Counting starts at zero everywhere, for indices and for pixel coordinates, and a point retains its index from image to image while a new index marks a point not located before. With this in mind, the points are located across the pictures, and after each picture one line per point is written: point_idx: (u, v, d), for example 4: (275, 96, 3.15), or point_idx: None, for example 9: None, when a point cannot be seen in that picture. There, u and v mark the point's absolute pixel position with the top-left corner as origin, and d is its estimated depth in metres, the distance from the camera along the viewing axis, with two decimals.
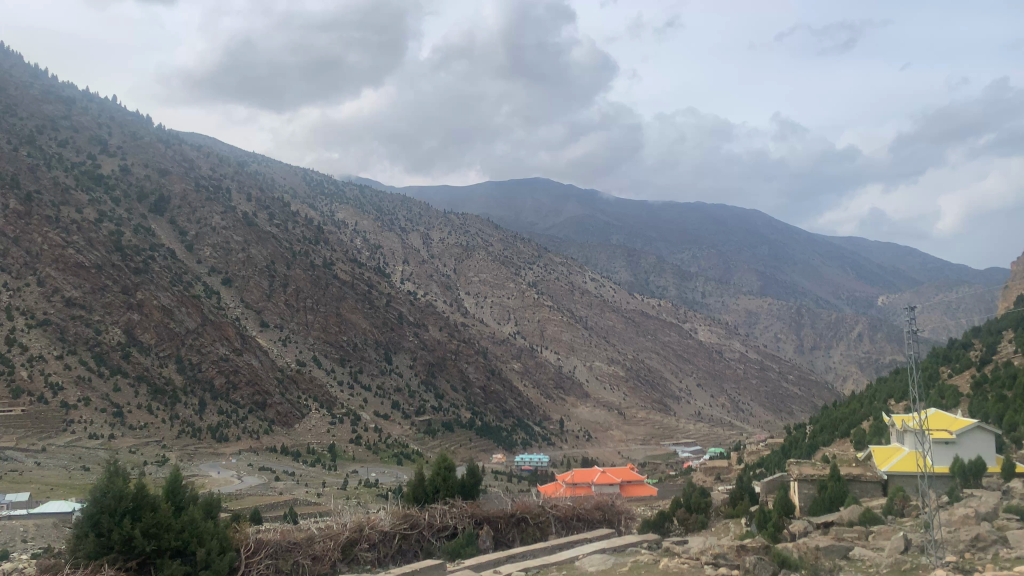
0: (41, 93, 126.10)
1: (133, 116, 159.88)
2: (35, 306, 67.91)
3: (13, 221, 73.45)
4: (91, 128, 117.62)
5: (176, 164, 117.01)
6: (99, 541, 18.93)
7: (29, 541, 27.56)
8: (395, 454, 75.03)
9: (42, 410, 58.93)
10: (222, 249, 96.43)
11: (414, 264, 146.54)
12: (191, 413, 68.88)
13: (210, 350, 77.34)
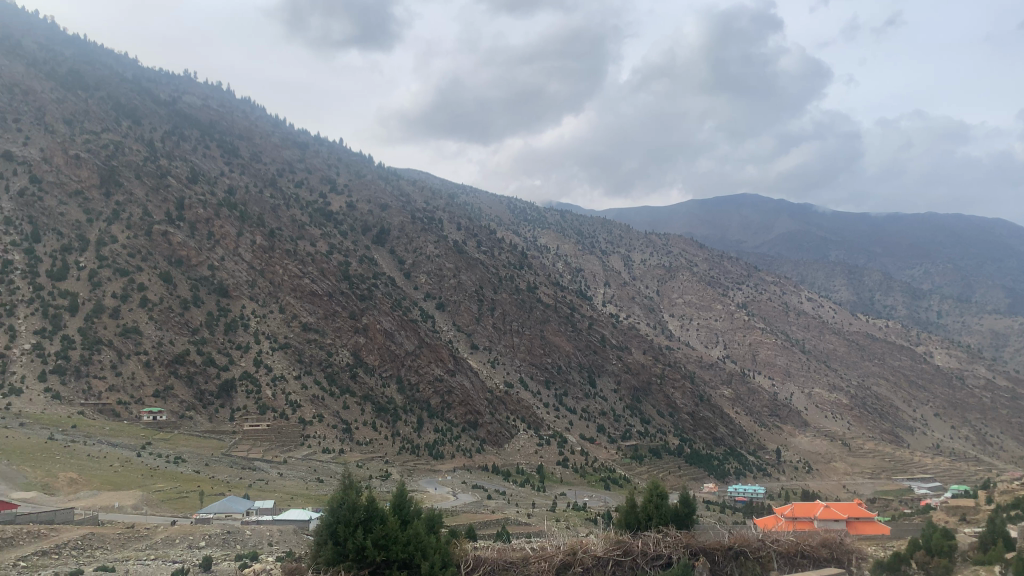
0: (281, 140, 141.57)
1: (357, 157, 174.76)
2: (278, 331, 76.06)
3: (259, 255, 84.24)
4: (322, 169, 129.90)
5: (395, 198, 125.84)
6: (335, 549, 20.51)
7: (274, 544, 30.31)
8: (603, 478, 74.65)
9: (283, 425, 65.20)
10: (436, 276, 102.21)
11: (617, 287, 146.53)
12: (410, 430, 73.03)
13: (426, 371, 81.78)
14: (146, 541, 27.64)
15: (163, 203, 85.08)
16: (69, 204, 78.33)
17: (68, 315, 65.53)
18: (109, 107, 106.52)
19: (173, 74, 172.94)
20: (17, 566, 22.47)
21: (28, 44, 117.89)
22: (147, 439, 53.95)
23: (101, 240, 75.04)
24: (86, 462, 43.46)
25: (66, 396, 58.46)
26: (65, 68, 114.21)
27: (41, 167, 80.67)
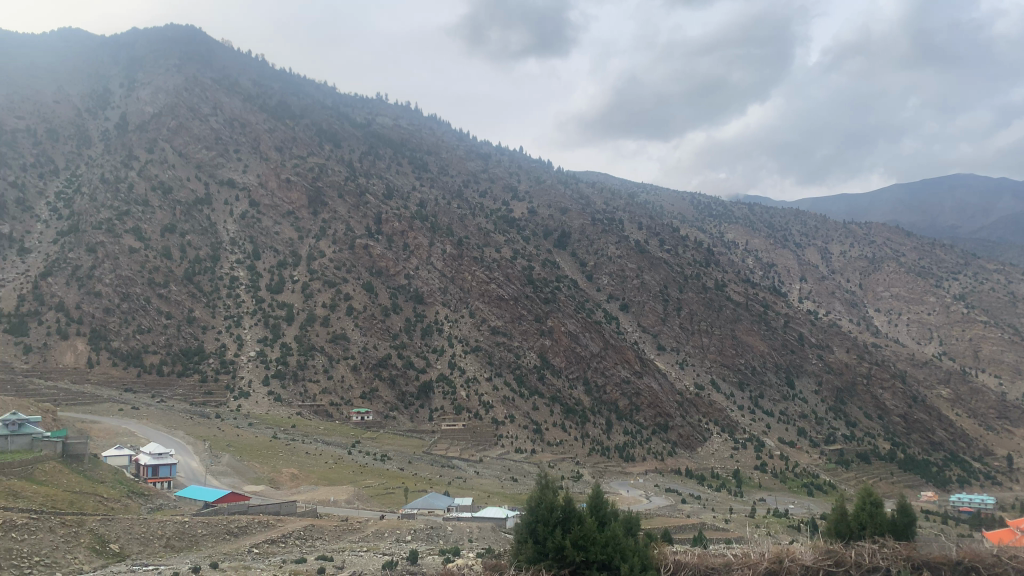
0: (466, 152, 147.06)
1: (538, 163, 177.99)
2: (469, 335, 79.13)
3: (449, 263, 87.48)
4: (505, 178, 133.58)
5: (576, 201, 126.40)
6: (535, 548, 20.97)
7: (474, 541, 31.50)
8: (805, 484, 70.69)
9: (477, 425, 67.50)
10: (619, 277, 101.83)
11: (813, 282, 138.55)
12: (600, 432, 73.09)
13: (613, 373, 81.49)
14: (358, 534, 29.60)
15: (363, 218, 91.60)
16: (283, 224, 89.01)
17: (285, 324, 74.87)
18: (313, 133, 116.23)
19: (368, 99, 185.32)
20: (251, 552, 25.00)
21: (245, 82, 131.36)
22: (356, 438, 57.99)
23: (311, 255, 84.01)
24: (304, 458, 47.53)
25: (286, 398, 65.09)
26: (275, 100, 125.98)
27: (257, 193, 91.91)
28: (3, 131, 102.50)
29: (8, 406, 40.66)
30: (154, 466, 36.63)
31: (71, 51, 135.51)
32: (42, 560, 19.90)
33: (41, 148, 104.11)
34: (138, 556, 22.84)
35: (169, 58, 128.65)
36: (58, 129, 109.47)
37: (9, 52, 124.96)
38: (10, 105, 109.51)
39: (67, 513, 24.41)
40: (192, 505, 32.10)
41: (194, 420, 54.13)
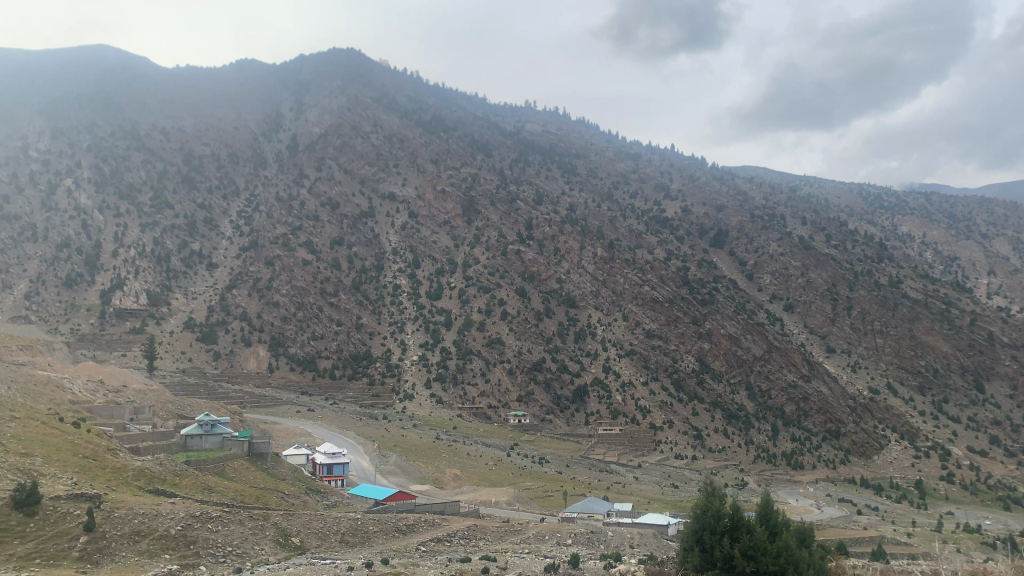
0: (616, 154, 146.01)
1: (690, 161, 173.95)
2: (624, 338, 78.50)
3: (602, 266, 86.97)
4: (656, 177, 131.18)
5: (732, 198, 122.03)
6: (702, 556, 20.55)
7: (636, 547, 31.05)
8: (1000, 498, 64.39)
9: (635, 430, 66.61)
10: (781, 276, 97.53)
11: (1003, 275, 126.16)
12: (765, 438, 70.03)
13: (778, 376, 77.95)
14: (520, 535, 30.09)
15: (515, 225, 92.84)
16: (439, 233, 92.19)
17: (444, 329, 77.52)
18: (465, 144, 119.60)
19: (518, 107, 188.24)
20: (419, 550, 25.98)
21: (401, 99, 137.15)
22: (514, 440, 59.03)
23: (466, 263, 86.46)
24: (466, 460, 48.90)
25: (447, 401, 67.34)
26: (430, 115, 130.70)
27: (416, 205, 95.94)
28: (192, 158, 113.04)
29: (203, 407, 44.69)
30: (329, 465, 38.94)
31: (247, 80, 147.05)
32: (235, 550, 21.59)
33: (224, 172, 113.84)
34: (317, 550, 24.25)
35: (332, 81, 136.75)
36: (238, 153, 119.25)
37: (195, 86, 137.48)
38: (197, 133, 120.49)
39: (255, 507, 26.38)
40: (364, 503, 33.75)
41: (363, 421, 57.07)
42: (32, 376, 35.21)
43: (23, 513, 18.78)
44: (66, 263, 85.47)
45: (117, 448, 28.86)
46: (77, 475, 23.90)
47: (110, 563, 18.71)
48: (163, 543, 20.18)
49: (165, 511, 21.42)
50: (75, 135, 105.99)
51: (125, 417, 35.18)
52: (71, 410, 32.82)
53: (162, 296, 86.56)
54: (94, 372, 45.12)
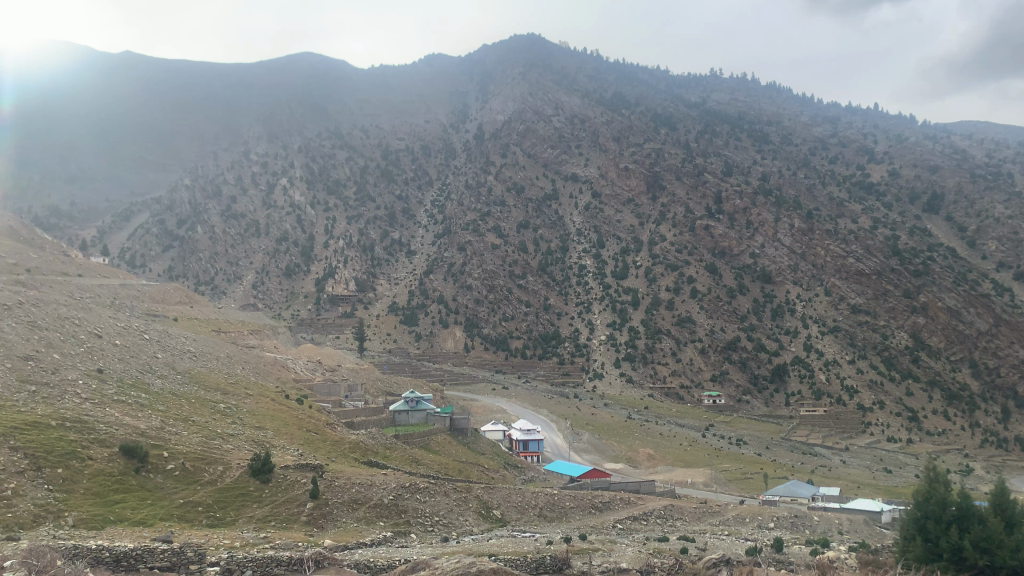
0: (811, 118, 137.38)
1: (897, 120, 159.99)
2: (826, 314, 73.83)
3: (799, 238, 82.15)
4: (858, 140, 121.81)
5: (948, 158, 110.84)
6: (926, 546, 19.11)
7: (845, 534, 29.39)
8: None
9: (841, 411, 62.53)
10: (1010, 241, 87.00)
11: None
12: (994, 421, 63.26)
13: (1008, 353, 70.06)
14: (719, 518, 29.40)
15: (703, 199, 89.80)
16: (625, 212, 91.49)
17: (632, 308, 76.98)
18: (649, 119, 117.45)
19: (704, 77, 181.66)
20: (616, 527, 26.13)
21: (582, 78, 136.69)
22: (710, 421, 57.67)
23: (652, 241, 85.16)
24: (659, 440, 48.46)
25: (638, 380, 67.17)
26: (611, 93, 129.63)
27: (600, 184, 95.85)
28: (389, 152, 119.84)
29: (408, 385, 47.64)
30: (524, 441, 40.04)
31: (434, 74, 153.20)
32: (441, 520, 22.70)
33: (418, 164, 119.41)
34: (518, 523, 25.04)
35: (514, 68, 139.26)
36: (429, 145, 124.51)
37: (388, 85, 145.42)
38: (392, 129, 127.52)
39: (457, 480, 27.72)
40: (560, 479, 34.49)
41: (555, 399, 58.21)
42: (262, 357, 39.26)
43: (259, 480, 20.95)
44: (286, 255, 94.95)
45: (334, 422, 31.56)
46: (302, 447, 26.34)
47: (334, 528, 20.18)
48: (378, 511, 21.66)
49: (378, 482, 23.07)
50: (287, 138, 116.28)
51: (341, 394, 38.19)
52: (294, 388, 36.22)
53: (368, 283, 92.99)
54: (313, 353, 49.58)
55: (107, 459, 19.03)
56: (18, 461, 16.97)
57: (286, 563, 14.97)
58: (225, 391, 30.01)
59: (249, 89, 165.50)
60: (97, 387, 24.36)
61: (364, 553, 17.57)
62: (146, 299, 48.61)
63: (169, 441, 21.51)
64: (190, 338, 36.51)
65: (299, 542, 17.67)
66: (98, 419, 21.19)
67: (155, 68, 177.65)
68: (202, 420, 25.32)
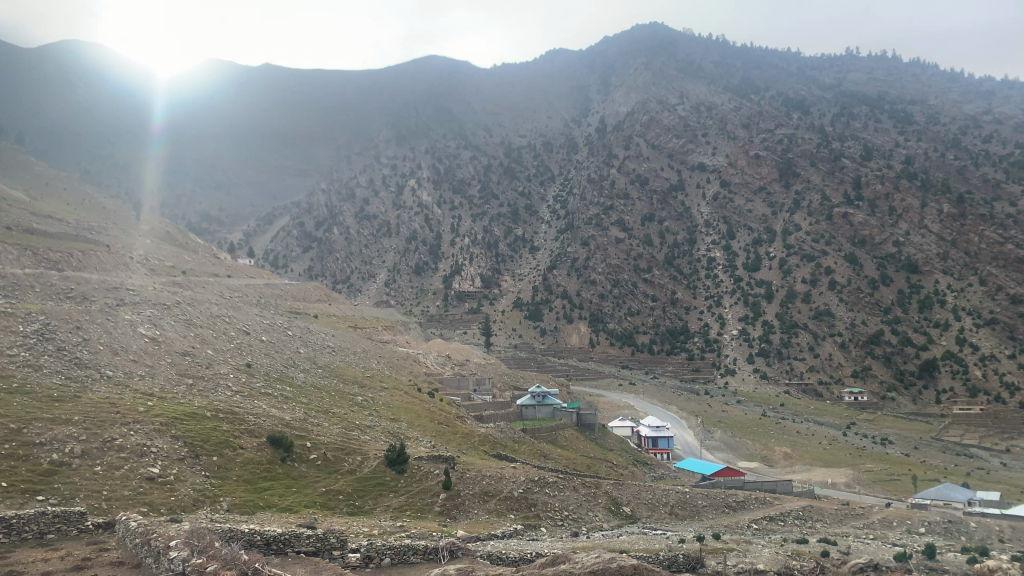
0: (961, 94, 127.69)
1: None
2: (981, 305, 67.99)
3: (948, 224, 76.89)
4: (1016, 115, 112.10)
5: None
6: None
7: (1007, 542, 27.15)
8: None
9: (1000, 409, 57.52)
10: None
11: None
12: None
13: None
14: (863, 520, 27.95)
15: (840, 185, 85.12)
16: (756, 200, 88.36)
17: (765, 301, 74.38)
18: (780, 104, 112.94)
19: (840, 58, 172.79)
20: (752, 528, 25.28)
21: (708, 65, 132.79)
22: (851, 419, 54.86)
23: (786, 230, 81.68)
24: (796, 437, 46.59)
25: (772, 376, 64.87)
26: (739, 79, 125.42)
27: (728, 173, 93.17)
28: (512, 150, 121.10)
29: (535, 380, 48.13)
30: (653, 438, 39.53)
31: (555, 69, 153.30)
32: (570, 514, 22.62)
33: (540, 160, 119.14)
34: (648, 520, 24.65)
35: (637, 57, 137.32)
36: (552, 141, 124.09)
37: (511, 84, 146.96)
38: (515, 127, 128.82)
39: (586, 475, 27.68)
40: (692, 478, 33.83)
41: (684, 395, 57.19)
42: (395, 352, 40.72)
43: (395, 470, 21.70)
44: (415, 254, 98.17)
45: (465, 416, 32.27)
46: (434, 439, 27.07)
47: (466, 519, 20.45)
48: (508, 503, 21.85)
49: (508, 476, 23.36)
50: (415, 142, 120.35)
51: (470, 388, 38.99)
52: (427, 381, 37.45)
53: (493, 279, 94.24)
54: (443, 347, 50.92)
55: (256, 448, 20.28)
56: (178, 449, 18.35)
57: (422, 552, 15.33)
58: (361, 384, 31.34)
59: (378, 95, 171.80)
60: (247, 380, 26.02)
61: (496, 544, 17.79)
62: (288, 297, 51.55)
63: (312, 432, 22.68)
64: (331, 334, 38.40)
65: (433, 532, 18.10)
66: (248, 410, 22.63)
67: (292, 79, 187.58)
68: (341, 412, 26.50)
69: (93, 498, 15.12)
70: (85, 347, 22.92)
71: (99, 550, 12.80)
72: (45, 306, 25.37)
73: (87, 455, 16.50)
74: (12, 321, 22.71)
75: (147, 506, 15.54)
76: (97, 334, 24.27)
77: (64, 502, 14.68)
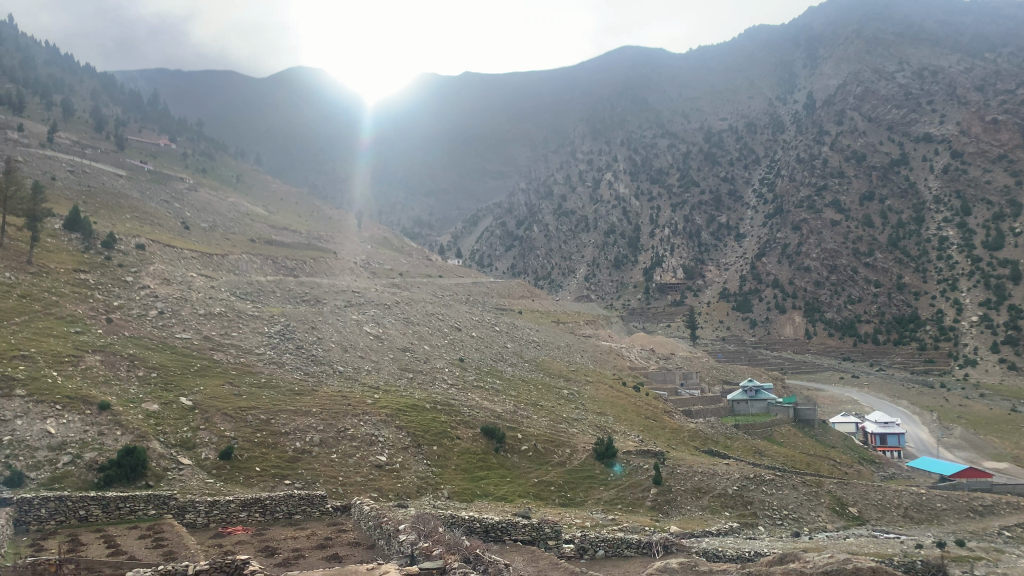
0: None
1: None
2: None
3: None
4: None
5: None
6: None
7: None
8: None
9: None
10: None
11: None
12: None
13: None
14: None
15: None
16: (995, 169, 78.48)
17: (1012, 284, 65.40)
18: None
19: None
20: (1003, 535, 22.66)
21: (932, 24, 119.79)
22: None
23: None
24: None
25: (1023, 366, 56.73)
26: (970, 36, 112.15)
27: (960, 142, 83.84)
28: (712, 134, 116.29)
29: (747, 374, 46.31)
30: (881, 434, 36.66)
31: (756, 47, 145.29)
32: (791, 514, 21.37)
33: (743, 143, 112.32)
34: (878, 523, 22.85)
35: (847, 26, 127.34)
36: (755, 121, 117.27)
37: (708, 68, 141.67)
38: (714, 111, 124.21)
39: (806, 473, 26.20)
40: (928, 478, 30.94)
41: (917, 389, 52.37)
42: (598, 346, 40.90)
43: (604, 463, 21.84)
44: (614, 247, 98.47)
45: (672, 410, 31.77)
46: (642, 433, 26.91)
47: (678, 515, 19.90)
48: (722, 501, 21.02)
49: (721, 472, 22.57)
50: (612, 137, 121.95)
51: (677, 381, 38.30)
52: (631, 375, 37.30)
53: (696, 270, 91.72)
54: (647, 341, 50.48)
55: (472, 439, 21.22)
56: (402, 439, 19.61)
57: (636, 546, 15.21)
58: (567, 378, 31.83)
59: (572, 93, 172.56)
60: (461, 373, 27.32)
61: (710, 541, 17.26)
62: (494, 295, 53.59)
63: (522, 424, 23.37)
64: (535, 329, 39.25)
65: (646, 527, 17.91)
66: (463, 402, 23.77)
67: (492, 87, 194.07)
68: (549, 404, 27.07)
69: (331, 483, 16.53)
70: (319, 345, 25.18)
71: (339, 531, 13.99)
72: (286, 308, 28.29)
73: (324, 444, 18.08)
74: (260, 322, 25.51)
75: (377, 491, 16.75)
76: (329, 332, 26.59)
77: (308, 485, 16.16)
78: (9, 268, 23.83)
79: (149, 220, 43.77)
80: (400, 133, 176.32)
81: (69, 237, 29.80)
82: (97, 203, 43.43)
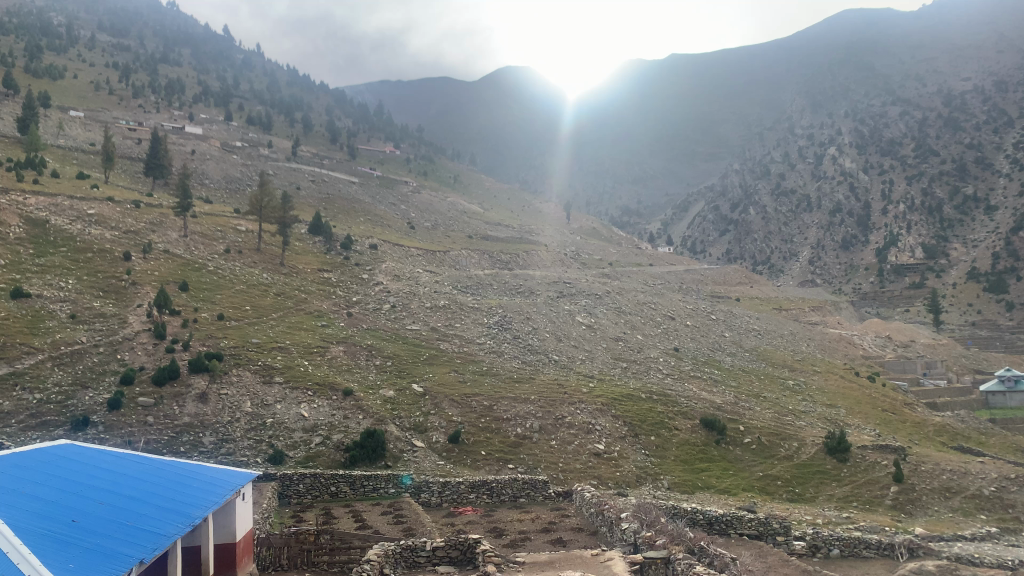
0: None
1: None
2: None
3: None
4: None
5: None
6: None
7: None
8: None
9: None
10: None
11: None
12: None
13: None
14: None
15: None
16: None
17: None
18: None
19: None
20: None
21: None
22: None
23: None
24: None
25: None
26: None
27: None
28: (953, 96, 104.22)
29: (1004, 362, 41.14)
30: None
31: None
32: None
33: (992, 103, 99.26)
34: None
35: None
36: (1005, 78, 102.70)
37: (946, 25, 127.34)
38: (954, 71, 111.60)
39: None
40: None
41: None
42: (827, 334, 38.53)
43: (836, 459, 20.51)
44: (841, 227, 93.13)
45: (913, 403, 29.10)
46: (878, 427, 24.94)
47: (924, 516, 18.11)
48: (977, 502, 18.87)
49: (974, 471, 20.42)
50: (833, 108, 115.25)
51: (920, 371, 35.15)
52: (864, 363, 34.88)
53: (939, 248, 82.52)
54: (881, 328, 46.54)
55: (690, 430, 20.85)
56: (619, 428, 19.68)
57: (876, 547, 14.14)
58: (792, 368, 30.22)
59: (789, 67, 161.87)
60: (677, 363, 26.88)
61: (963, 546, 15.61)
62: (709, 282, 52.10)
63: (744, 416, 22.54)
64: (755, 317, 37.64)
65: (886, 527, 16.57)
66: (680, 393, 23.36)
67: (700, 69, 187.92)
68: (772, 396, 25.89)
69: (552, 469, 16.96)
70: (535, 335, 25.88)
71: (562, 516, 14.30)
72: (502, 300, 29.35)
73: (543, 430, 18.59)
74: (479, 314, 26.71)
75: (596, 478, 16.94)
76: (543, 323, 27.25)
77: (530, 470, 16.69)
78: (266, 269, 26.87)
79: (379, 222, 47.35)
80: (607, 123, 176.02)
81: (313, 240, 33.07)
82: (335, 208, 47.72)
